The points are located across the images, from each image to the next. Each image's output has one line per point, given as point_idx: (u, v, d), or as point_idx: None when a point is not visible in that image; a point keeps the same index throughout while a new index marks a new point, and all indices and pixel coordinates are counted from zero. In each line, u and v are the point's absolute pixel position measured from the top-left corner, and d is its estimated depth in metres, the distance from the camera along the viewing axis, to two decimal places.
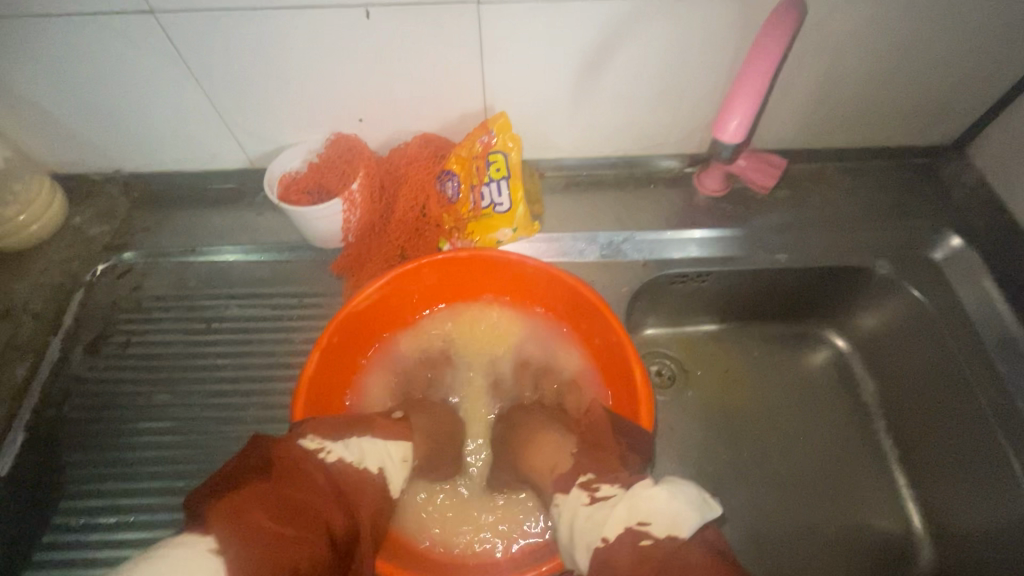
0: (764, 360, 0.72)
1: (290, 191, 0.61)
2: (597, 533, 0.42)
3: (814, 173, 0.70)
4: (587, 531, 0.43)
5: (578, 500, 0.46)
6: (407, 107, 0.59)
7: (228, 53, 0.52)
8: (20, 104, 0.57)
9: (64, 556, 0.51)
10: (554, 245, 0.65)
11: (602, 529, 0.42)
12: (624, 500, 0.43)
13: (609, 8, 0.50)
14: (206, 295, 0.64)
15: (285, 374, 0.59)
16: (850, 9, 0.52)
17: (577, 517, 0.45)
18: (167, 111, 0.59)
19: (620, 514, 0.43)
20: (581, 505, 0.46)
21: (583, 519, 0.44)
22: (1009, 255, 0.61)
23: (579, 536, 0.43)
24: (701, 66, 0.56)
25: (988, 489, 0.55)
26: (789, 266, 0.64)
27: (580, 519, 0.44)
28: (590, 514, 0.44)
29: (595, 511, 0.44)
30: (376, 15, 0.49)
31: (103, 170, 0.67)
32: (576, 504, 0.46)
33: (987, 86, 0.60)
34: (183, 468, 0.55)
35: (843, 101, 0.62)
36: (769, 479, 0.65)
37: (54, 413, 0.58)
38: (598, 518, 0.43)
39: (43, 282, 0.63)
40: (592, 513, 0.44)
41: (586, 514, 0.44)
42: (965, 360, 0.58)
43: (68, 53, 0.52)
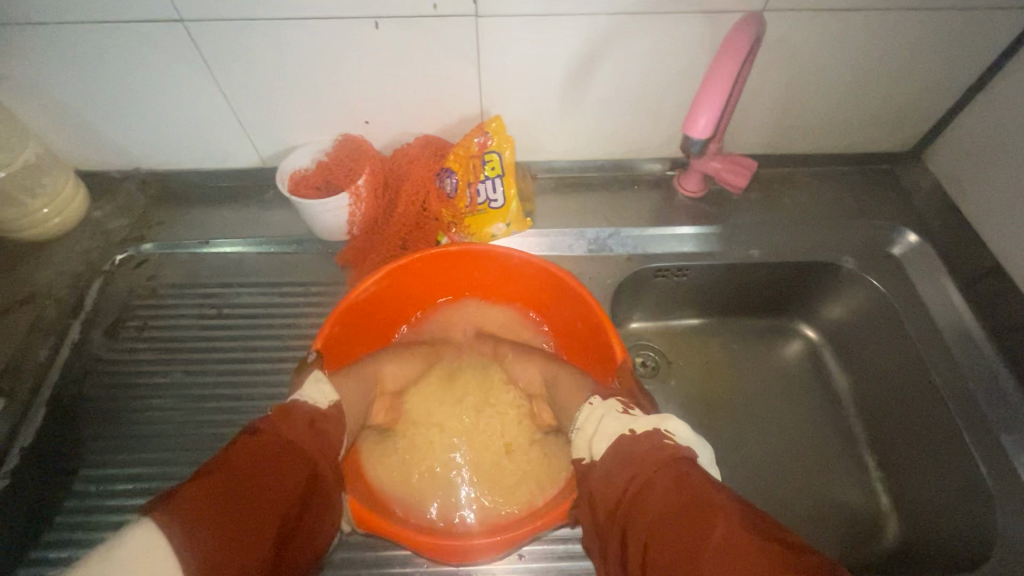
0: (742, 352, 0.76)
1: (301, 186, 0.65)
2: (627, 425, 0.48)
3: (785, 178, 0.76)
4: (615, 425, 0.49)
5: (612, 405, 0.51)
6: (411, 111, 0.64)
7: (248, 58, 0.57)
8: (50, 104, 0.61)
9: (83, 521, 0.53)
10: (545, 239, 0.70)
11: (632, 424, 0.48)
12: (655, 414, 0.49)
13: (597, 21, 0.55)
14: (219, 283, 0.67)
15: (295, 355, 0.63)
16: (813, 26, 0.58)
17: (607, 417, 0.50)
18: (187, 112, 0.63)
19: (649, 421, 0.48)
20: (613, 410, 0.51)
21: (612, 417, 0.50)
22: (961, 251, 0.67)
23: (607, 428, 0.49)
24: (680, 75, 0.61)
25: (940, 461, 0.59)
26: (763, 260, 0.69)
27: (609, 418, 0.50)
28: (621, 416, 0.50)
29: (626, 416, 0.49)
30: (385, 26, 0.55)
31: (122, 169, 0.70)
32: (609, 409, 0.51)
33: (937, 98, 0.67)
34: (196, 442, 0.57)
35: (809, 110, 0.68)
36: (747, 461, 0.69)
37: (75, 391, 0.60)
38: (627, 420, 0.49)
39: (65, 270, 0.65)
40: (622, 416, 0.50)
41: (615, 415, 0.50)
42: (923, 346, 0.63)
43: (101, 56, 0.56)
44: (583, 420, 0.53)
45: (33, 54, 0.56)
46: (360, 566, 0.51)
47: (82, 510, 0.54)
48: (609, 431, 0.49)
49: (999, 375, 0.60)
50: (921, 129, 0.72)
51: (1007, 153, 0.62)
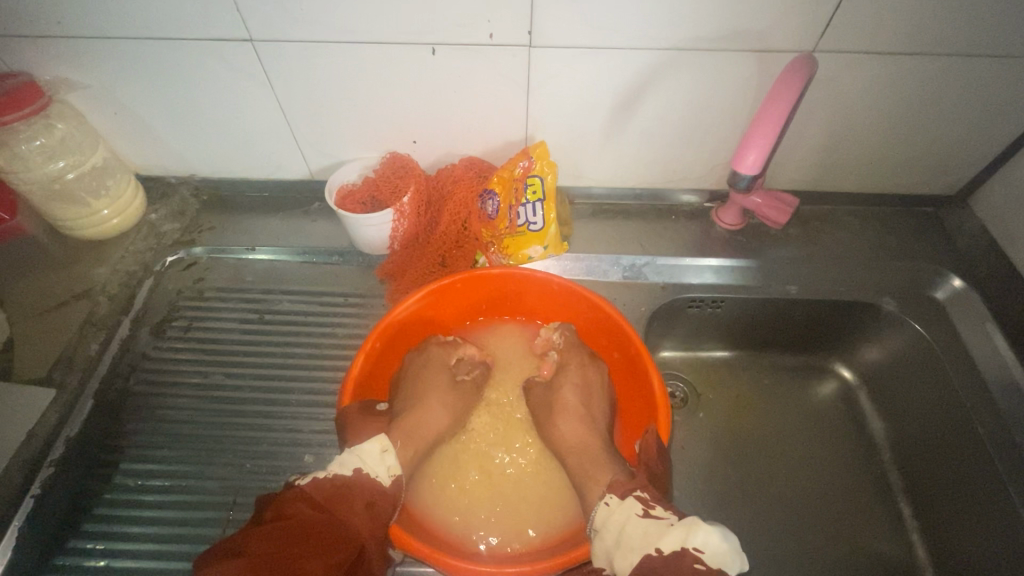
0: (774, 388, 0.75)
1: (347, 201, 0.67)
2: (651, 543, 0.44)
3: (825, 215, 0.75)
4: (638, 540, 0.44)
5: (630, 509, 0.47)
6: (458, 133, 0.66)
7: (309, 79, 0.60)
8: (122, 112, 0.64)
9: (121, 512, 0.55)
10: (580, 264, 0.71)
11: (657, 541, 0.44)
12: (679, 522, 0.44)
13: (646, 56, 0.56)
14: (261, 289, 0.69)
15: (329, 364, 0.64)
16: (861, 68, 0.58)
17: (626, 524, 0.46)
18: (246, 126, 0.66)
19: (675, 537, 0.43)
20: (634, 514, 0.46)
21: (634, 525, 0.45)
22: (1008, 300, 0.66)
23: (629, 545, 0.45)
24: (726, 110, 0.62)
25: (982, 518, 0.57)
26: (799, 296, 0.69)
27: (631, 526, 0.45)
28: (641, 525, 0.45)
29: (650, 526, 0.45)
30: (441, 52, 0.57)
31: (179, 175, 0.73)
32: (629, 512, 0.47)
33: (986, 142, 0.66)
34: (231, 444, 0.59)
35: (852, 150, 0.68)
36: (776, 502, 0.67)
37: (120, 386, 0.62)
38: (651, 532, 0.44)
39: (119, 268, 0.69)
40: (645, 526, 0.45)
41: (639, 522, 0.45)
42: (964, 395, 0.61)
43: (174, 71, 0.60)
44: (600, 523, 0.48)
45: (112, 66, 0.59)
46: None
47: (121, 502, 0.55)
48: (633, 545, 0.44)
49: None
50: (968, 172, 0.71)
51: None
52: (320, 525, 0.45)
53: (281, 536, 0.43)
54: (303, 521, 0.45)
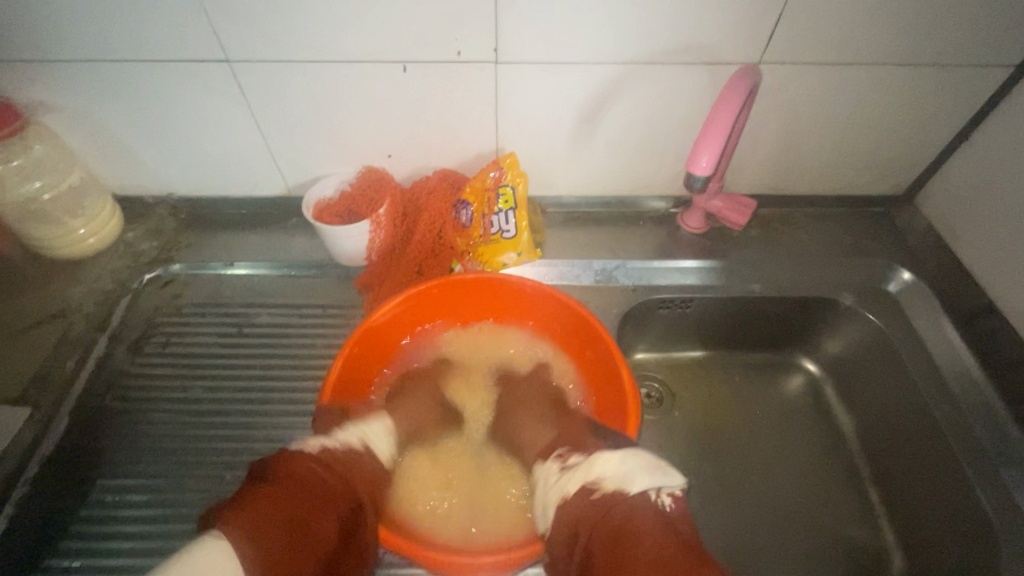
0: (745, 384, 0.78)
1: (324, 214, 0.70)
2: (561, 490, 0.49)
3: (784, 217, 0.79)
4: (555, 491, 0.49)
5: (550, 469, 0.52)
6: (432, 146, 0.68)
7: (285, 97, 0.63)
8: (99, 132, 0.65)
9: (99, 529, 0.54)
10: (553, 269, 0.73)
11: (565, 487, 0.49)
12: (581, 464, 0.49)
13: (606, 70, 0.60)
14: (240, 303, 0.70)
15: (309, 374, 0.64)
16: (806, 77, 0.62)
17: (547, 483, 0.51)
18: (224, 144, 0.68)
19: (579, 476, 0.48)
20: (553, 472, 0.51)
21: (552, 480, 0.51)
22: (955, 290, 0.70)
23: (548, 497, 0.50)
24: (683, 119, 0.66)
25: (942, 496, 0.60)
26: (763, 294, 0.72)
27: (551, 483, 0.51)
28: (558, 479, 0.50)
29: (562, 476, 0.50)
30: (411, 70, 0.60)
31: (156, 195, 0.74)
32: (549, 471, 0.52)
33: (925, 145, 0.71)
34: (211, 457, 0.59)
35: (804, 154, 0.72)
36: (751, 494, 0.69)
37: (97, 403, 0.62)
38: (562, 482, 0.49)
39: (96, 287, 0.69)
40: (559, 478, 0.50)
41: (557, 475, 0.50)
42: (920, 380, 0.64)
43: (152, 91, 0.62)
44: (535, 491, 0.53)
45: (89, 88, 0.61)
46: None
47: (97, 520, 0.55)
48: (552, 496, 0.49)
49: (997, 410, 0.61)
50: (912, 173, 0.75)
51: (997, 197, 0.66)
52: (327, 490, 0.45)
53: (293, 494, 0.43)
54: (314, 484, 0.45)
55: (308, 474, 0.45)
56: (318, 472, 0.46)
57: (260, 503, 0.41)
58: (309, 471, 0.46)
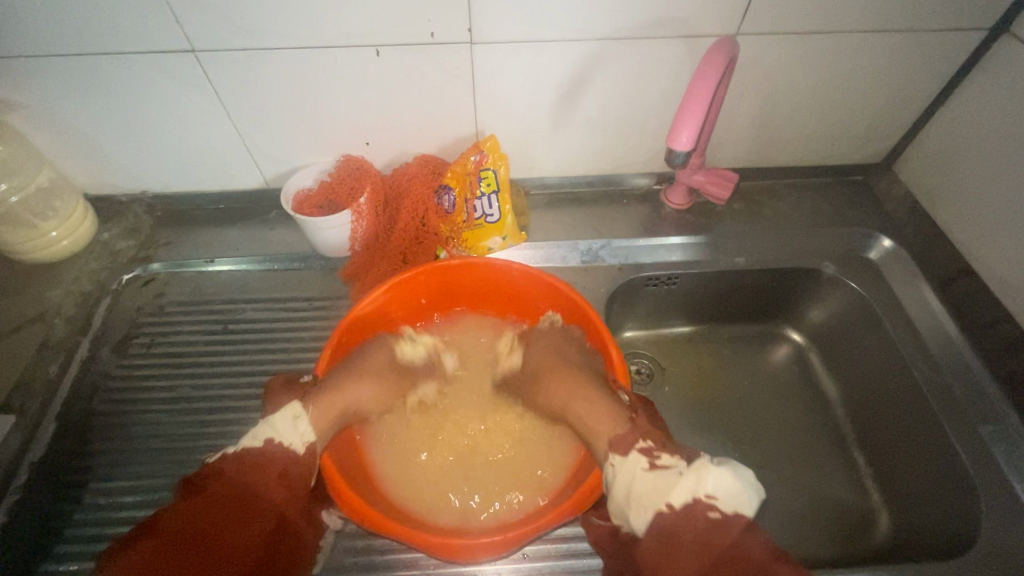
0: (732, 356, 0.79)
1: (304, 205, 0.68)
2: (665, 499, 0.47)
3: (765, 190, 0.80)
4: (649, 495, 0.48)
5: (637, 464, 0.49)
6: (410, 132, 0.67)
7: (257, 87, 0.61)
8: (65, 130, 0.63)
9: (92, 532, 0.54)
10: (539, 252, 0.73)
11: (669, 496, 0.47)
12: (690, 474, 0.48)
13: (583, 47, 0.59)
14: (223, 300, 0.69)
15: (298, 367, 0.64)
16: (784, 48, 0.62)
17: (639, 484, 0.48)
18: (196, 138, 0.66)
19: (686, 487, 0.48)
20: (641, 469, 0.49)
21: (645, 483, 0.48)
22: (934, 255, 0.72)
23: (641, 499, 0.48)
24: (662, 95, 0.65)
25: (925, 454, 0.62)
26: (747, 267, 0.72)
27: (643, 484, 0.48)
28: (652, 481, 0.48)
29: (659, 481, 0.48)
30: (385, 53, 0.58)
31: (130, 192, 0.72)
32: (634, 467, 0.49)
33: (903, 112, 0.72)
34: (203, 454, 0.58)
35: (783, 126, 0.72)
36: (741, 462, 0.70)
37: (83, 406, 0.61)
38: (660, 486, 0.48)
39: (74, 289, 0.67)
40: (655, 482, 0.48)
41: (650, 480, 0.48)
42: (901, 344, 0.66)
43: (117, 86, 0.60)
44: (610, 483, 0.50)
45: (51, 85, 0.59)
46: (364, 568, 0.51)
47: (91, 522, 0.54)
48: (646, 501, 0.48)
49: (976, 370, 0.63)
50: (890, 141, 0.76)
51: (973, 161, 0.67)
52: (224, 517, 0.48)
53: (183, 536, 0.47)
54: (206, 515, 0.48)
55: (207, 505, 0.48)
56: (218, 502, 0.48)
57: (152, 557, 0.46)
58: (211, 503, 0.49)
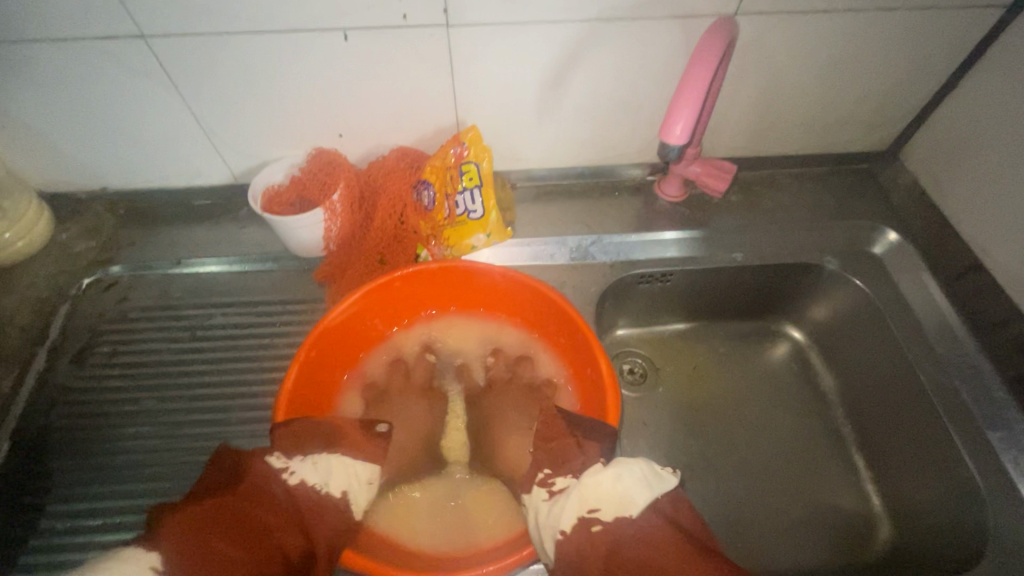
0: (730, 355, 0.76)
1: (274, 204, 0.64)
2: (554, 526, 0.44)
3: (765, 180, 0.76)
4: (545, 525, 0.45)
5: (538, 496, 0.49)
6: (386, 122, 0.63)
7: (217, 76, 0.56)
8: (11, 125, 0.59)
9: (49, 558, 0.51)
10: (526, 249, 0.69)
11: (558, 523, 0.44)
12: (572, 492, 0.46)
13: (570, 28, 0.55)
14: (191, 304, 0.65)
15: (270, 376, 0.60)
16: (786, 29, 0.58)
17: (539, 514, 0.47)
18: (155, 132, 0.62)
19: (572, 506, 0.45)
20: (540, 501, 0.48)
21: (541, 512, 0.47)
22: (941, 249, 0.68)
23: (540, 533, 0.45)
24: (656, 81, 0.61)
25: (930, 461, 0.59)
26: (745, 263, 0.69)
27: (540, 514, 0.47)
28: (548, 509, 0.46)
29: (551, 507, 0.46)
30: (354, 37, 0.53)
31: (89, 189, 0.68)
32: (536, 500, 0.48)
33: (912, 96, 0.67)
34: (169, 472, 0.55)
35: (785, 112, 0.68)
36: (738, 467, 0.68)
37: (41, 422, 0.58)
38: (552, 514, 0.45)
39: (30, 296, 0.63)
40: (549, 509, 0.46)
41: (545, 510, 0.46)
42: (906, 344, 0.62)
43: (62, 77, 0.55)
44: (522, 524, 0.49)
45: None
46: None
47: (49, 547, 0.51)
48: (544, 533, 0.45)
49: (983, 372, 0.60)
50: (897, 127, 0.72)
51: (985, 150, 0.63)
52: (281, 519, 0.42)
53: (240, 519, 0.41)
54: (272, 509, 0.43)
55: (271, 494, 0.44)
56: (280, 499, 0.44)
57: (197, 521, 0.40)
58: (274, 493, 0.44)
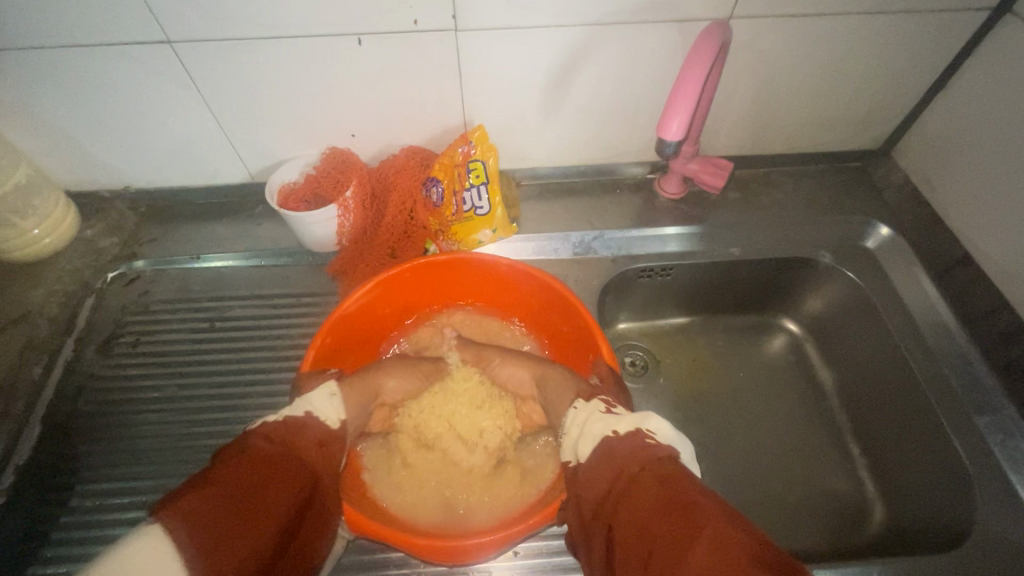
0: (728, 347, 0.78)
1: (290, 200, 0.67)
2: (610, 428, 0.49)
3: (761, 178, 0.78)
4: (599, 426, 0.50)
5: (595, 408, 0.52)
6: (396, 123, 0.66)
7: (237, 79, 0.59)
8: (43, 127, 0.62)
9: (79, 535, 0.53)
10: (530, 244, 0.72)
11: (615, 426, 0.49)
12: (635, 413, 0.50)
13: (572, 33, 0.57)
14: (210, 297, 0.68)
15: (286, 365, 0.63)
16: (779, 32, 0.60)
17: (592, 418, 0.51)
18: (177, 133, 0.65)
19: (630, 420, 0.49)
20: (597, 411, 0.52)
21: (597, 418, 0.51)
22: (932, 243, 0.70)
23: (590, 431, 0.50)
24: (655, 82, 0.64)
25: (921, 445, 0.61)
26: (742, 257, 0.71)
27: (595, 420, 0.51)
28: (604, 417, 0.51)
29: (611, 418, 0.50)
30: (368, 42, 0.56)
31: (113, 188, 0.71)
32: (593, 410, 0.52)
33: (902, 96, 0.70)
34: (190, 454, 0.58)
35: (779, 112, 0.70)
36: (735, 454, 0.70)
37: (70, 407, 0.61)
38: (609, 422, 0.50)
39: (58, 289, 0.66)
40: (604, 418, 0.50)
41: (601, 417, 0.51)
42: (898, 334, 0.65)
43: (93, 81, 0.58)
44: (570, 424, 0.53)
45: (23, 78, 0.57)
46: (352, 567, 0.51)
47: (78, 524, 0.54)
48: (595, 433, 0.50)
49: (972, 361, 0.62)
50: (889, 126, 0.74)
51: (973, 148, 0.65)
52: (276, 461, 0.44)
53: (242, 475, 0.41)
54: (268, 454, 0.44)
55: (258, 448, 0.44)
56: (270, 445, 0.45)
57: (207, 492, 0.39)
58: (260, 445, 0.44)
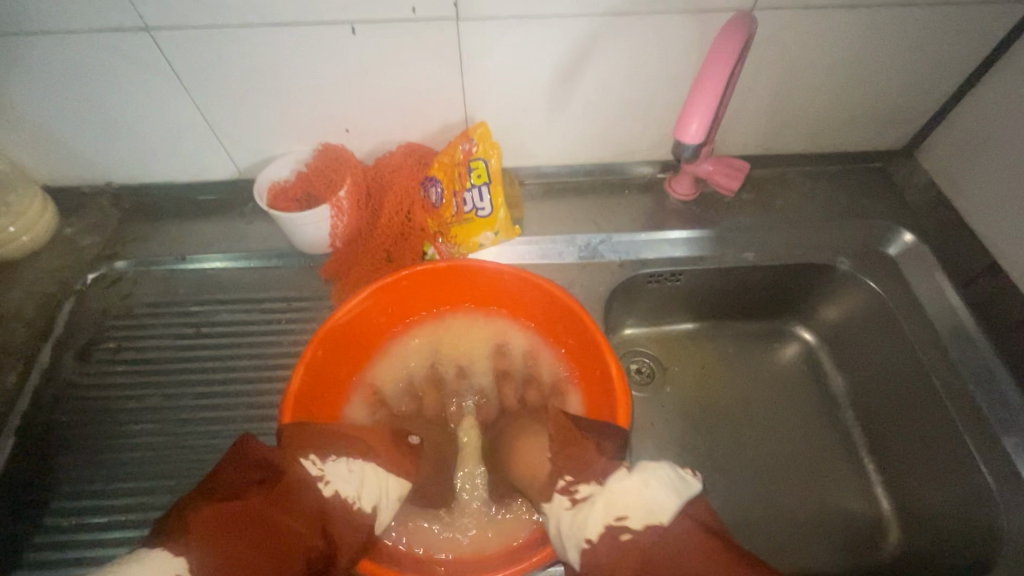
0: (739, 356, 0.75)
1: (280, 200, 0.63)
2: (583, 534, 0.46)
3: (777, 178, 0.75)
4: (572, 531, 0.47)
5: (560, 505, 0.50)
6: (393, 118, 0.62)
7: (222, 70, 0.55)
8: (17, 120, 0.58)
9: (55, 556, 0.51)
10: (533, 247, 0.68)
11: (587, 531, 0.46)
12: (599, 496, 0.49)
13: (581, 23, 0.53)
14: (197, 301, 0.65)
15: (275, 374, 0.60)
16: (804, 24, 0.56)
17: (562, 519, 0.48)
18: (161, 126, 0.61)
19: (598, 511, 0.48)
20: (562, 508, 0.49)
21: (565, 518, 0.48)
22: (957, 250, 0.67)
23: (565, 539, 0.47)
24: (668, 77, 0.60)
25: (942, 465, 0.58)
26: (757, 263, 0.68)
27: (563, 523, 0.48)
28: (572, 517, 0.48)
29: (577, 514, 0.48)
30: (361, 31, 0.53)
31: (94, 183, 0.67)
32: (559, 508, 0.49)
33: (929, 94, 0.66)
34: (173, 470, 0.55)
35: (799, 109, 0.66)
36: (745, 469, 0.67)
37: (46, 418, 0.57)
38: (580, 522, 0.47)
39: (34, 290, 0.63)
40: (574, 516, 0.48)
41: (568, 514, 0.48)
42: (920, 347, 0.61)
43: (66, 70, 0.54)
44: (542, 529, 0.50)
45: None
46: None
47: (53, 544, 0.51)
48: (569, 536, 0.47)
49: (999, 376, 0.59)
50: (913, 125, 0.70)
51: (1004, 150, 0.61)
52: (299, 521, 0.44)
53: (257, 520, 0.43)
54: (292, 514, 0.44)
55: (295, 497, 0.46)
56: (303, 501, 0.46)
57: (228, 524, 0.42)
58: (297, 495, 0.46)
